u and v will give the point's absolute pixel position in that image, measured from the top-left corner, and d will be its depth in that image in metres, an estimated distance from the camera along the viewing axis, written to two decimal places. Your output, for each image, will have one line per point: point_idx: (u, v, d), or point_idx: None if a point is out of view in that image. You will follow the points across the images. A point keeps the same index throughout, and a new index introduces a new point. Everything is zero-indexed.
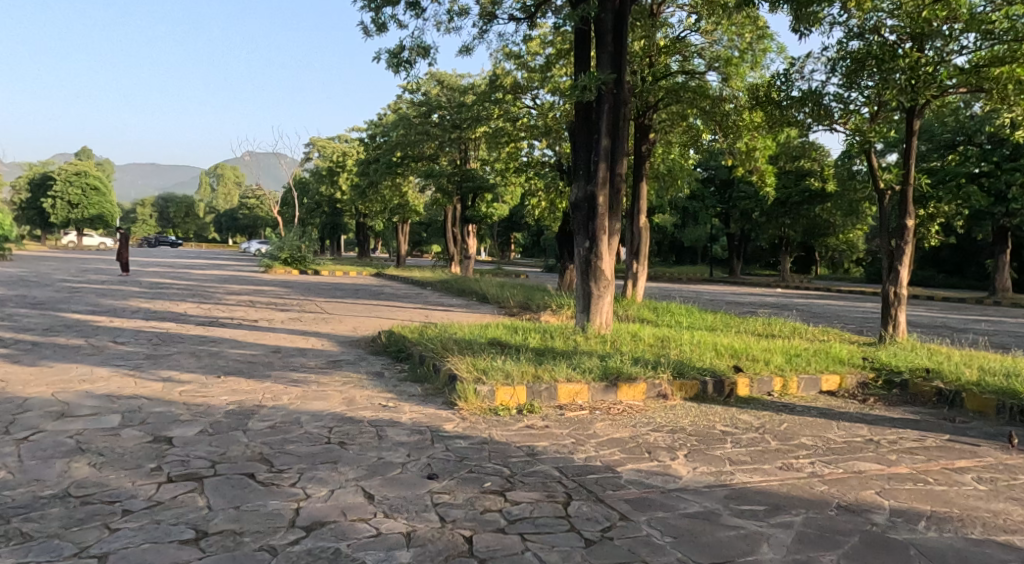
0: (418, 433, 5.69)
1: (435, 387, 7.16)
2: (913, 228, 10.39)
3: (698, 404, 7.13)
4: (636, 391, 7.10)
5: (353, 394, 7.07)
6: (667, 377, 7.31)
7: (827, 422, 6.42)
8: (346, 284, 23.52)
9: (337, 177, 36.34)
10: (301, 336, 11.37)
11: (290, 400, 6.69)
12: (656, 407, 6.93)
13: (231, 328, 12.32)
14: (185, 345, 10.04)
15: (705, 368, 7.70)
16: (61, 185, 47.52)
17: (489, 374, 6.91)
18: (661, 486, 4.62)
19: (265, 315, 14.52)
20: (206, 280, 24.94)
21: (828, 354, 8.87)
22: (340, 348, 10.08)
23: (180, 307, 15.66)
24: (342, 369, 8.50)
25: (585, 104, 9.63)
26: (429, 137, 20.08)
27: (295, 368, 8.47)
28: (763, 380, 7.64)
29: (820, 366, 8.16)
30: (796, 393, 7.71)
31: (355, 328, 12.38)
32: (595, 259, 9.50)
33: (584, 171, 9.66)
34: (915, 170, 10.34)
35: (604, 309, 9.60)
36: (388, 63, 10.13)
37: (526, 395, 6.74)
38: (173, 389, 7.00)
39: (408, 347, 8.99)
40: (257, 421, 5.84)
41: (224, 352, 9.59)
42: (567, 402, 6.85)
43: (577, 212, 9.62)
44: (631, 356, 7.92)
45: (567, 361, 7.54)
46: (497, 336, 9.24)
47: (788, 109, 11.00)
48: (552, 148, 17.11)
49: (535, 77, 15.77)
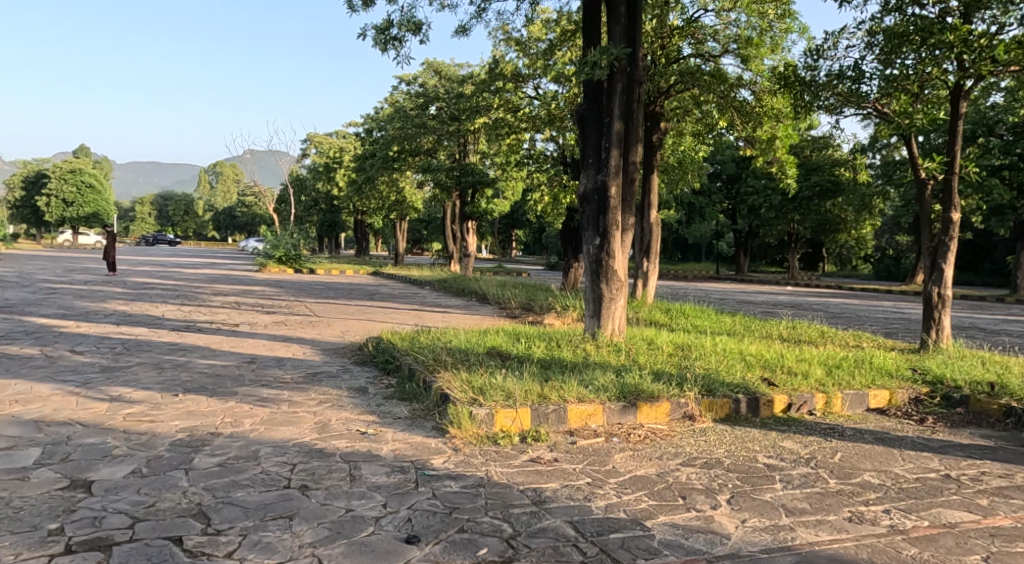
0: (400, 472, 4.68)
1: (424, 409, 6.16)
2: (958, 223, 9.36)
3: (732, 427, 6.13)
4: (659, 412, 6.12)
5: (330, 417, 6.05)
6: (695, 395, 6.30)
7: (890, 453, 5.42)
8: (340, 283, 22.53)
9: (334, 173, 35.36)
10: (282, 342, 10.34)
11: (252, 427, 5.67)
12: (683, 431, 5.95)
13: (208, 334, 11.28)
14: (151, 355, 9.01)
15: (737, 384, 6.69)
16: (56, 182, 46.40)
17: (486, 394, 5.89)
18: (707, 552, 3.80)
19: (248, 318, 13.47)
20: (195, 279, 23.84)
21: (869, 363, 7.86)
22: (322, 358, 9.05)
23: (159, 309, 14.59)
24: (321, 384, 7.47)
25: (594, 83, 8.59)
26: (427, 130, 18.99)
27: (268, 384, 7.45)
28: (803, 397, 6.63)
29: (865, 379, 7.18)
30: (841, 413, 6.72)
31: (343, 333, 11.36)
32: (606, 258, 8.47)
33: (594, 159, 8.61)
34: (961, 156, 9.29)
35: (616, 314, 8.59)
36: (375, 40, 9.12)
37: (531, 419, 5.73)
38: (117, 413, 5.97)
39: (398, 357, 7.97)
40: (207, 457, 4.82)
41: (191, 363, 8.54)
42: (579, 427, 5.84)
43: (585, 206, 8.60)
44: (651, 370, 6.89)
45: (577, 376, 6.50)
46: (497, 345, 8.21)
47: (817, 92, 9.97)
48: (555, 140, 16.10)
49: (537, 65, 14.81)
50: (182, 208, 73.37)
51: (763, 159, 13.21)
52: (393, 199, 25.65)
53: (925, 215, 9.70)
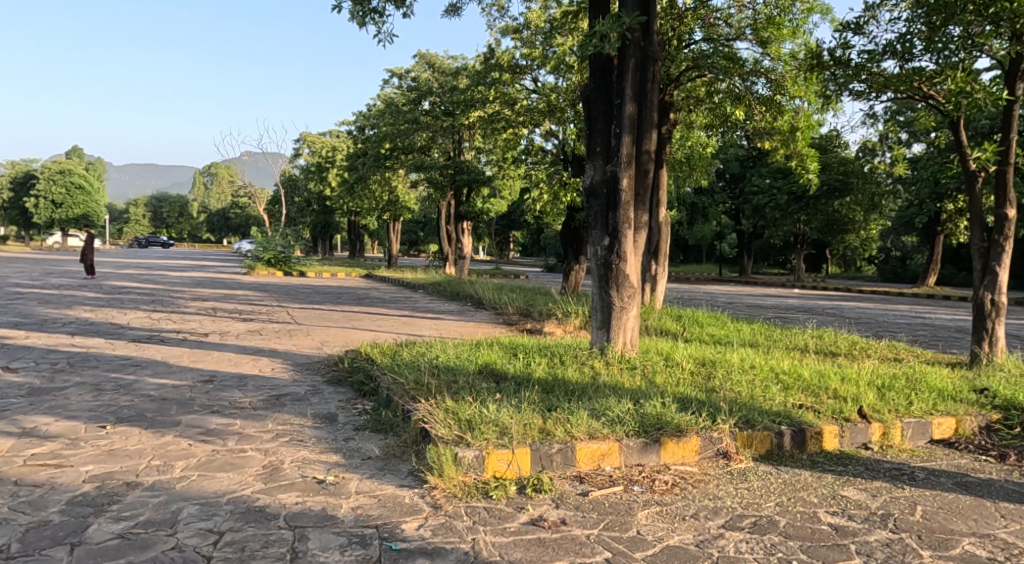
0: (360, 548, 3.73)
1: (400, 447, 5.06)
2: (1015, 220, 8.25)
3: (776, 468, 5.04)
4: (687, 449, 5.02)
5: (283, 459, 4.92)
6: (730, 429, 5.21)
7: (983, 505, 4.37)
8: (330, 287, 21.38)
9: (326, 173, 34.16)
10: (251, 356, 9.19)
11: (182, 473, 4.53)
12: (719, 476, 4.85)
13: (170, 345, 10.09)
14: (95, 373, 7.82)
15: (777, 411, 5.58)
16: (45, 183, 45.08)
17: (476, 430, 4.76)
18: None
19: (222, 327, 12.31)
20: (177, 282, 22.63)
21: (923, 382, 6.80)
22: (291, 375, 7.90)
23: (127, 317, 13.39)
24: (283, 411, 6.30)
25: (603, 58, 7.52)
26: (419, 126, 17.86)
27: (219, 410, 6.27)
28: (857, 428, 5.57)
29: (925, 403, 6.11)
30: (902, 446, 5.63)
31: (321, 344, 10.21)
32: (617, 260, 7.33)
33: (602, 147, 7.54)
34: (1017, 141, 8.21)
35: (629, 326, 7.46)
36: (352, 13, 8.01)
37: (530, 462, 4.64)
38: (19, 454, 4.84)
39: (376, 376, 6.85)
40: (107, 521, 3.83)
41: (138, 382, 7.37)
42: (591, 469, 4.76)
43: (592, 202, 7.55)
44: (674, 395, 5.76)
45: (587, 402, 5.37)
46: (491, 361, 7.09)
47: (848, 76, 8.91)
48: (555, 136, 15.00)
49: (536, 56, 13.72)
50: (177, 210, 72.37)
51: (781, 151, 12.16)
52: (386, 199, 24.51)
53: (976, 211, 8.56)
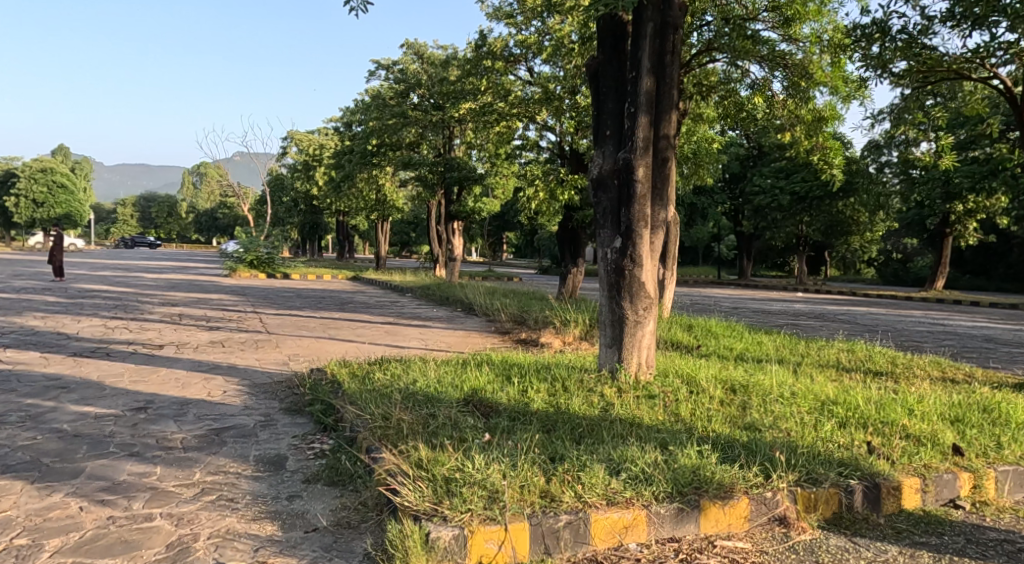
0: None
1: (360, 513, 3.89)
2: None
3: (850, 540, 3.87)
4: (734, 515, 3.83)
5: (200, 531, 3.75)
6: (789, 489, 4.00)
7: None
8: (313, 291, 20.06)
9: (313, 173, 32.82)
10: (205, 374, 7.90)
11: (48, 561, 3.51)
12: (779, 557, 3.70)
13: (114, 360, 8.77)
14: (7, 400, 6.49)
15: (846, 458, 4.36)
16: (24, 181, 43.41)
17: (457, 496, 3.62)
18: None
19: (182, 337, 10.99)
20: (151, 286, 21.20)
21: (1002, 414, 5.59)
22: (245, 401, 6.61)
23: (78, 326, 12.09)
24: (220, 453, 5.04)
25: (615, 23, 6.36)
26: (407, 120, 16.59)
27: (140, 453, 4.99)
28: (944, 480, 4.37)
29: (1017, 444, 4.90)
30: (999, 502, 4.43)
31: (288, 358, 8.91)
32: (631, 265, 6.11)
33: (613, 131, 6.37)
34: None
35: (644, 343, 6.24)
36: None
37: (530, 543, 3.52)
38: None
39: (339, 409, 5.60)
40: None
41: (54, 411, 6.10)
42: (610, 548, 3.62)
43: (601, 194, 6.32)
44: (713, 437, 4.50)
45: (602, 448, 4.15)
46: (479, 386, 5.85)
47: (890, 53, 7.72)
48: (552, 130, 13.74)
49: (532, 43, 12.48)
50: (165, 210, 70.92)
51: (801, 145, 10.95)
52: (373, 199, 23.21)
53: None
